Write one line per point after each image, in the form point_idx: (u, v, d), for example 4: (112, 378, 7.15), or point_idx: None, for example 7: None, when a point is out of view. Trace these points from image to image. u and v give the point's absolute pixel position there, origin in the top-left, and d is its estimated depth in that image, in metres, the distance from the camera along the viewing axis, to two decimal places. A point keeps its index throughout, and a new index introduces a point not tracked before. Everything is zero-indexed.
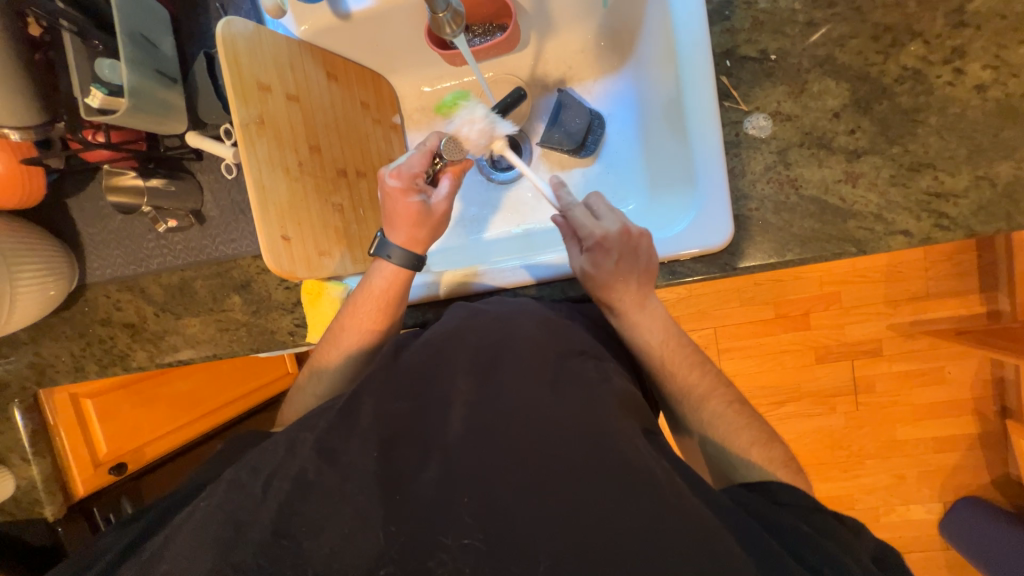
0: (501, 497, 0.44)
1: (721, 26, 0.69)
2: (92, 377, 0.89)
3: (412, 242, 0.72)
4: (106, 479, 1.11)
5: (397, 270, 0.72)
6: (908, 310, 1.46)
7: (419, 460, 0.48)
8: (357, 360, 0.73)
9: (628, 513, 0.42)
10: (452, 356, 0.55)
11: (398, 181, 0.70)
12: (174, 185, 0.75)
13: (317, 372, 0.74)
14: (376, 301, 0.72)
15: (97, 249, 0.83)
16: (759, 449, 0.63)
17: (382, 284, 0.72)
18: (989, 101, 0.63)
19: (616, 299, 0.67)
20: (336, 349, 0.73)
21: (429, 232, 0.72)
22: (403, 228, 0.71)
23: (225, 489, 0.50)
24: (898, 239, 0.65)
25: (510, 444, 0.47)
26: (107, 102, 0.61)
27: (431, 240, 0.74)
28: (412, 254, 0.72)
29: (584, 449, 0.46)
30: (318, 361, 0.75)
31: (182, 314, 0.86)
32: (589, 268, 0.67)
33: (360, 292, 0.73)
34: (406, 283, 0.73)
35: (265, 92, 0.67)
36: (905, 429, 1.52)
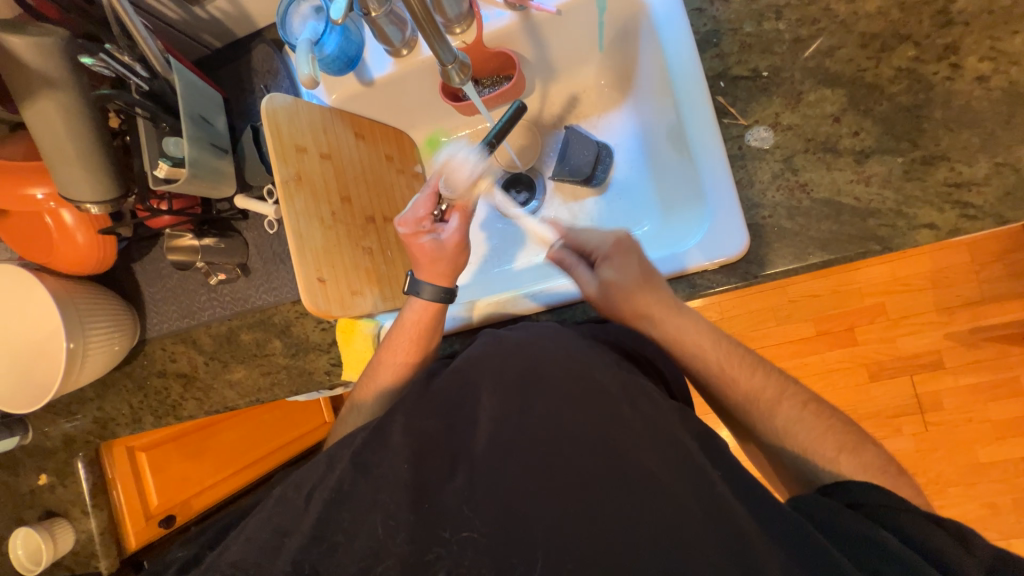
0: (521, 507, 0.45)
1: (711, 52, 0.74)
2: (147, 427, 0.95)
3: (434, 277, 0.75)
4: (155, 531, 1.14)
5: (427, 304, 0.75)
6: (964, 317, 1.37)
7: (447, 469, 0.49)
8: (391, 395, 0.75)
9: (652, 519, 0.43)
10: (477, 377, 0.55)
11: (407, 228, 0.73)
12: (223, 242, 0.84)
13: (356, 406, 0.77)
14: (409, 334, 0.75)
15: (156, 306, 0.92)
16: (849, 456, 0.58)
17: (414, 317, 0.76)
18: (994, 90, 0.63)
19: (644, 304, 0.67)
20: (372, 384, 0.76)
21: (447, 267, 0.75)
22: (421, 271, 0.75)
23: (263, 516, 0.52)
24: (924, 232, 0.64)
25: (538, 455, 0.47)
26: (171, 172, 0.71)
27: (453, 273, 0.77)
28: (440, 288, 0.75)
29: (605, 461, 0.46)
30: (357, 396, 0.78)
31: (229, 362, 0.91)
32: (615, 276, 0.68)
33: (395, 327, 0.77)
34: (438, 315, 0.76)
35: (302, 153, 0.75)
36: (986, 449, 1.37)
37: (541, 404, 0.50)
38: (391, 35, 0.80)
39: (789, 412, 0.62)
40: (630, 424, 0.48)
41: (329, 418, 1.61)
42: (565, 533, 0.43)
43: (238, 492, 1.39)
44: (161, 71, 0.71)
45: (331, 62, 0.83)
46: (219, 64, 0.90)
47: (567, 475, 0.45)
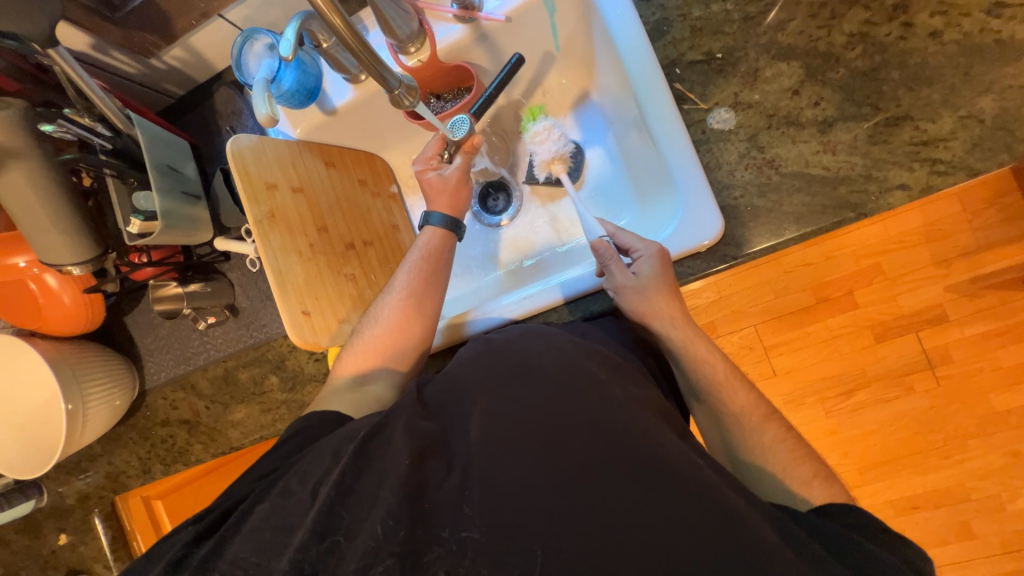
0: (510, 506, 0.44)
1: (664, 40, 0.74)
2: (159, 476, 0.96)
3: (447, 208, 0.80)
4: None
5: (442, 233, 0.79)
6: (963, 268, 1.33)
7: (445, 470, 0.49)
8: (393, 331, 0.74)
9: (639, 509, 0.43)
10: (461, 392, 0.56)
11: (419, 166, 0.80)
12: (209, 286, 0.85)
13: (356, 345, 0.75)
14: (422, 257, 0.77)
15: (152, 356, 0.93)
16: (822, 483, 0.59)
17: (429, 244, 0.78)
18: (948, 44, 0.63)
19: (657, 306, 0.69)
20: (374, 322, 0.75)
21: (451, 200, 0.79)
22: (430, 205, 0.80)
23: None
24: (896, 194, 0.64)
25: (526, 451, 0.47)
26: (145, 227, 0.72)
27: (458, 207, 0.81)
28: (452, 217, 0.80)
29: (595, 446, 0.46)
30: (356, 337, 0.76)
31: (229, 403, 0.92)
32: (646, 280, 0.68)
33: (409, 253, 0.79)
34: (450, 247, 0.80)
35: (272, 190, 0.76)
36: (1000, 398, 1.37)
37: (533, 403, 0.50)
38: (346, 62, 0.80)
39: (758, 419, 0.66)
40: (623, 426, 0.48)
41: None
42: (570, 543, 0.42)
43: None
44: (124, 127, 0.72)
45: (291, 96, 0.83)
46: (185, 111, 0.91)
47: (557, 474, 0.45)
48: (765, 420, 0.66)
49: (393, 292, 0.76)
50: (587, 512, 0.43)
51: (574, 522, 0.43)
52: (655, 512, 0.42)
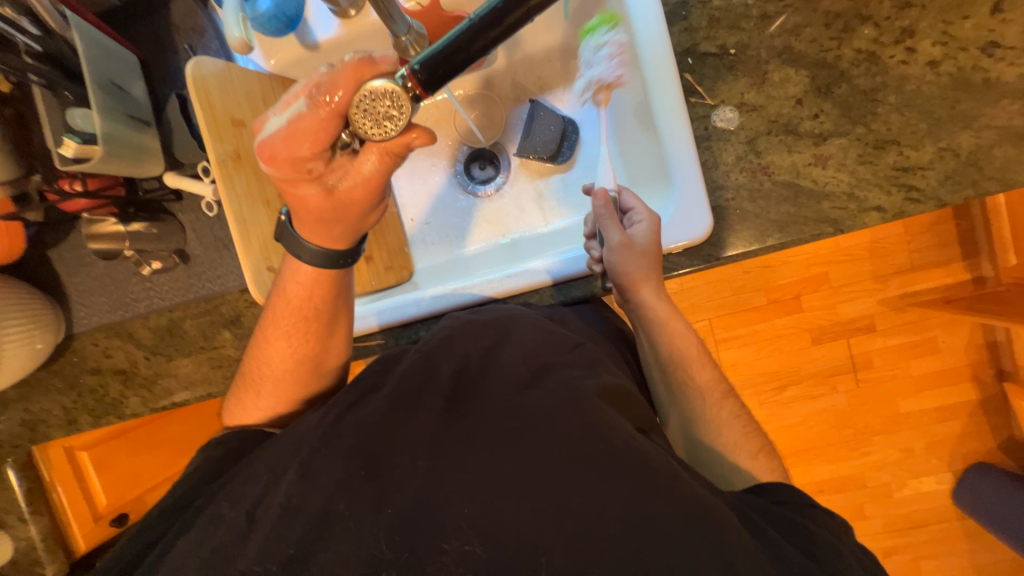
0: (485, 498, 0.44)
1: (680, 26, 0.71)
2: (86, 428, 0.88)
3: (322, 239, 0.61)
4: (106, 529, 1.17)
5: (312, 274, 0.63)
6: (896, 284, 1.48)
7: (408, 466, 0.47)
8: (283, 383, 0.66)
9: (614, 505, 0.43)
10: (455, 364, 0.57)
11: (278, 169, 0.55)
12: (156, 228, 0.76)
13: (245, 386, 0.67)
14: (295, 307, 0.64)
15: (82, 297, 0.83)
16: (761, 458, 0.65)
17: (297, 290, 0.64)
18: (943, 75, 0.65)
19: (647, 272, 0.68)
20: (260, 368, 0.67)
21: (338, 226, 0.60)
22: (301, 223, 0.60)
23: (206, 523, 0.50)
24: (872, 215, 0.67)
25: (499, 451, 0.47)
26: (81, 150, 0.62)
27: (347, 233, 0.61)
28: (329, 254, 0.62)
29: (572, 446, 0.46)
30: (244, 376, 0.68)
31: (173, 355, 0.85)
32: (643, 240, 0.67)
33: (276, 298, 0.65)
34: (324, 288, 0.64)
35: (239, 127, 0.67)
36: (907, 401, 1.53)
37: (503, 399, 0.51)
38: None
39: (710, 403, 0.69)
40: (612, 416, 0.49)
41: None
42: (554, 537, 0.42)
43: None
44: (57, 28, 0.62)
45: (267, 22, 0.73)
46: (132, 18, 0.78)
47: (534, 471, 0.45)
48: (719, 399, 0.69)
49: (273, 358, 0.66)
50: (554, 511, 0.43)
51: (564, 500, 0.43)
52: (639, 498, 0.43)
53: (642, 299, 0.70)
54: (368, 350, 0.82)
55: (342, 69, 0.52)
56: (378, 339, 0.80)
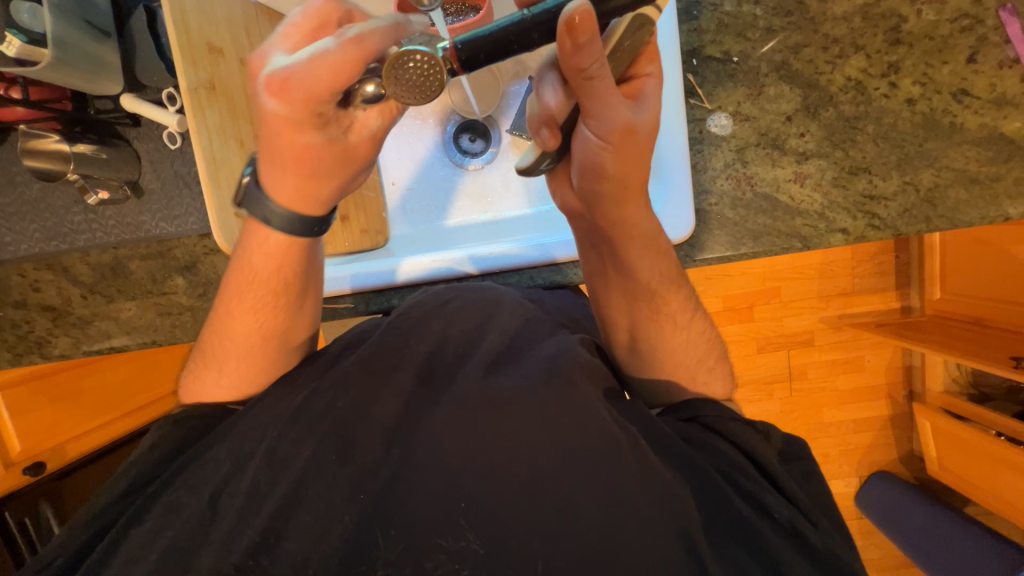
0: (456, 480, 0.45)
1: (689, 25, 0.72)
2: (4, 366, 0.79)
3: (300, 198, 0.51)
4: (19, 479, 1.08)
5: (281, 244, 0.54)
6: (838, 305, 1.61)
7: (383, 450, 0.48)
8: (249, 362, 0.60)
9: (586, 491, 0.45)
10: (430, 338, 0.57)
11: (279, 105, 0.44)
12: (106, 152, 0.68)
13: (206, 361, 0.61)
14: (263, 280, 0.56)
15: (10, 222, 0.74)
16: None
17: (263, 261, 0.55)
18: (917, 114, 0.70)
19: (636, 266, 0.59)
20: (222, 344, 0.59)
21: (331, 185, 0.51)
22: (280, 172, 0.49)
23: (162, 513, 0.48)
24: (837, 236, 0.72)
25: (478, 433, 0.48)
26: (26, 51, 0.55)
27: (334, 195, 0.52)
28: (301, 218, 0.52)
29: (549, 435, 0.48)
30: (204, 350, 0.61)
31: (114, 297, 0.78)
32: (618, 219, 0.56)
33: (237, 268, 0.57)
34: (295, 259, 0.56)
35: (216, 55, 0.61)
36: (830, 412, 1.68)
37: (482, 382, 0.51)
38: None
39: None
40: (588, 398, 0.49)
41: None
42: (525, 521, 0.43)
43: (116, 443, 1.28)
44: None
45: None
46: None
47: (510, 456, 0.46)
48: None
49: (237, 332, 0.59)
50: (524, 493, 0.45)
51: (536, 478, 0.45)
52: (608, 476, 0.45)
53: (630, 269, 0.59)
54: (336, 313, 0.78)
55: (386, 24, 0.43)
56: (347, 303, 0.78)
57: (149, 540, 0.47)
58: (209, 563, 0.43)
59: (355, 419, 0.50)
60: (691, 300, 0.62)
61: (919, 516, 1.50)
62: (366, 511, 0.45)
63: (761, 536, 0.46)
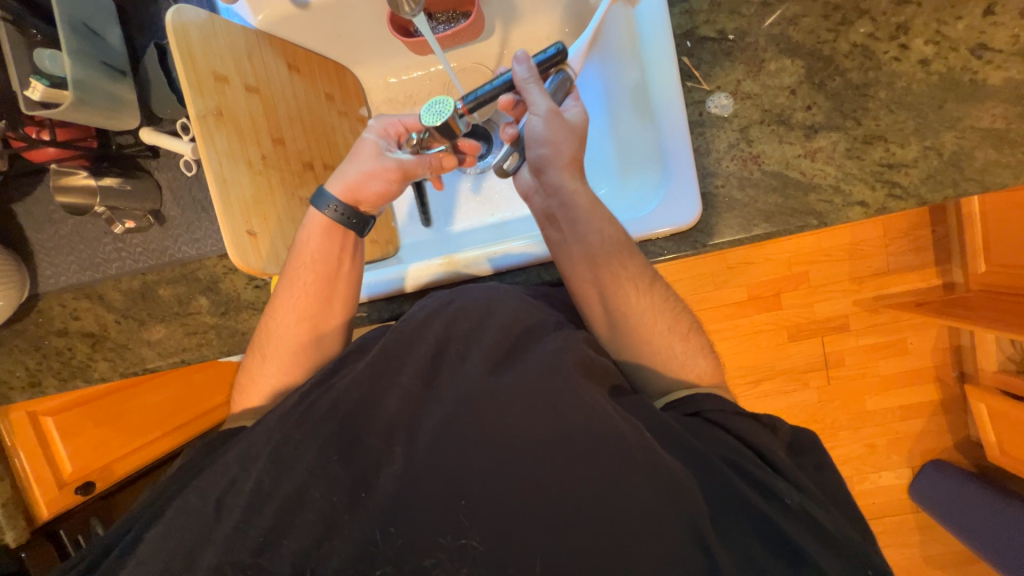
0: (463, 479, 0.46)
1: (680, 8, 0.71)
2: (52, 391, 0.85)
3: (344, 187, 0.65)
4: (72, 498, 1.14)
5: (330, 226, 0.66)
6: (872, 285, 1.53)
7: (388, 452, 0.48)
8: (295, 345, 0.66)
9: (587, 489, 0.45)
10: (434, 335, 0.55)
11: (377, 124, 0.68)
12: (129, 184, 0.72)
13: (257, 351, 0.67)
14: (312, 262, 0.66)
15: (49, 256, 0.79)
16: None
17: (314, 244, 0.66)
18: (933, 74, 0.66)
19: (579, 228, 0.63)
20: (272, 330, 0.67)
21: (367, 180, 0.65)
22: (347, 164, 0.66)
23: (170, 516, 0.50)
24: (856, 210, 0.68)
25: (481, 436, 0.47)
26: (49, 95, 0.59)
27: (367, 193, 0.66)
28: (342, 207, 0.65)
29: (552, 435, 0.47)
30: (256, 342, 0.68)
31: (145, 320, 0.82)
32: (557, 183, 0.64)
33: (293, 255, 0.67)
34: (339, 241, 0.67)
35: (222, 83, 0.64)
36: (873, 399, 1.58)
37: (484, 382, 0.50)
38: None
39: None
40: (590, 390, 0.49)
41: None
42: (529, 519, 0.44)
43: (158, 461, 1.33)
44: None
45: None
46: None
47: (514, 457, 0.46)
48: None
49: (281, 320, 0.66)
50: (528, 495, 0.45)
51: (536, 470, 0.45)
52: (610, 469, 0.45)
53: (579, 231, 0.63)
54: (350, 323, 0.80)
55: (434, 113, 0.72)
56: (360, 312, 0.78)
57: (172, 543, 0.48)
58: (227, 566, 0.45)
59: (363, 420, 0.50)
60: (647, 266, 0.62)
61: (979, 506, 1.39)
62: (375, 512, 0.45)
63: (781, 523, 0.44)
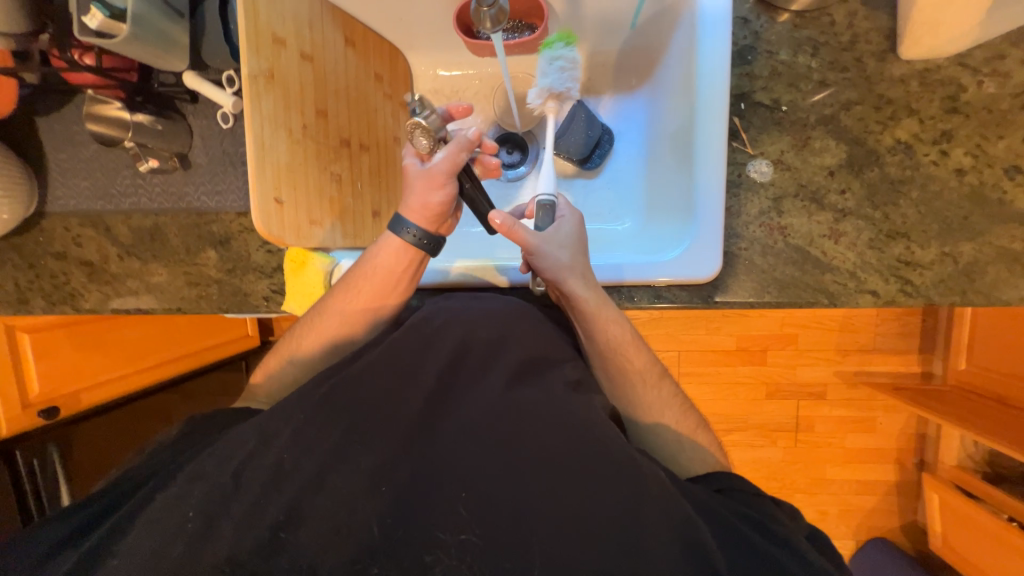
0: (449, 491, 0.46)
1: (741, 69, 0.72)
2: (37, 312, 0.83)
3: (423, 212, 0.64)
4: (33, 420, 1.11)
5: (402, 249, 0.65)
6: (856, 360, 1.57)
7: (377, 451, 0.47)
8: (334, 347, 0.68)
9: (578, 522, 0.44)
10: (455, 337, 0.56)
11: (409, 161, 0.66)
12: (161, 124, 0.71)
13: (294, 344, 0.70)
14: (376, 278, 0.66)
15: (64, 178, 0.78)
16: None
17: (384, 261, 0.66)
18: (965, 185, 0.68)
19: (592, 326, 0.63)
20: (315, 329, 0.68)
21: (424, 196, 0.63)
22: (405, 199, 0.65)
23: None
24: (866, 297, 0.70)
25: (482, 449, 0.47)
26: (106, 25, 0.59)
27: (443, 211, 0.65)
28: (424, 233, 0.64)
29: (555, 459, 0.46)
30: (297, 333, 0.70)
31: (148, 260, 0.80)
32: (573, 291, 0.62)
33: (359, 265, 0.67)
34: (408, 264, 0.66)
35: (279, 46, 0.63)
36: (834, 469, 1.62)
37: (497, 391, 0.51)
38: None
39: None
40: (598, 419, 0.50)
41: (254, 331, 1.56)
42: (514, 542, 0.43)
43: (142, 392, 1.33)
44: None
45: None
46: None
47: (508, 476, 0.46)
48: None
49: (326, 320, 0.68)
50: (519, 513, 0.44)
51: (533, 487, 0.45)
52: (605, 498, 0.45)
53: (592, 328, 0.63)
54: None
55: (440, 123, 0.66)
56: None
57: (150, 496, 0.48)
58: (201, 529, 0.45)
59: (358, 413, 0.50)
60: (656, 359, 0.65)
61: None
62: (384, 503, 0.45)
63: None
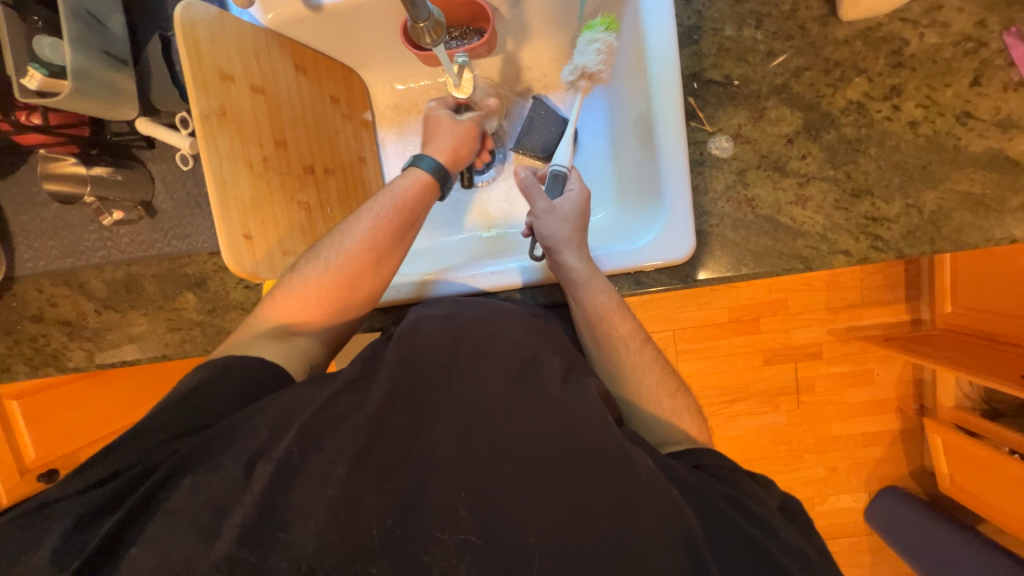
0: (444, 503, 0.45)
1: (690, 49, 0.73)
2: (21, 378, 0.81)
3: (450, 152, 0.74)
4: (34, 485, 1.12)
5: (424, 181, 0.70)
6: (846, 317, 1.59)
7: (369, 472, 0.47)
8: (344, 279, 0.64)
9: (577, 517, 0.45)
10: (438, 348, 0.56)
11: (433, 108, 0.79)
12: (121, 174, 0.71)
13: (287, 293, 0.64)
14: (400, 204, 0.67)
15: (29, 240, 0.77)
16: None
17: (408, 188, 0.68)
18: (920, 136, 0.70)
19: (580, 294, 0.66)
20: (320, 266, 0.64)
21: (451, 142, 0.74)
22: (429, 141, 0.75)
23: None
24: (839, 258, 0.71)
25: (474, 458, 0.47)
26: (48, 84, 0.60)
27: (457, 153, 0.74)
28: (444, 168, 0.72)
29: (547, 457, 0.47)
30: (289, 281, 0.64)
31: (127, 311, 0.79)
32: (563, 260, 0.67)
33: (382, 194, 0.68)
34: (429, 197, 0.70)
35: (227, 83, 0.63)
36: (838, 425, 1.65)
37: (483, 398, 0.51)
38: None
39: None
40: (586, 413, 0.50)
41: None
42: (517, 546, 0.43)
43: None
44: None
45: None
46: None
47: (503, 481, 0.46)
48: None
49: (333, 256, 0.64)
50: (518, 515, 0.45)
51: (528, 488, 0.46)
52: (601, 491, 0.45)
53: (583, 296, 0.66)
54: None
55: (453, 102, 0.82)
56: None
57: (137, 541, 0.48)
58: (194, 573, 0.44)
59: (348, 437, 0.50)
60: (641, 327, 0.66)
61: (929, 532, 1.47)
62: (385, 507, 0.45)
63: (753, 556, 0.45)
